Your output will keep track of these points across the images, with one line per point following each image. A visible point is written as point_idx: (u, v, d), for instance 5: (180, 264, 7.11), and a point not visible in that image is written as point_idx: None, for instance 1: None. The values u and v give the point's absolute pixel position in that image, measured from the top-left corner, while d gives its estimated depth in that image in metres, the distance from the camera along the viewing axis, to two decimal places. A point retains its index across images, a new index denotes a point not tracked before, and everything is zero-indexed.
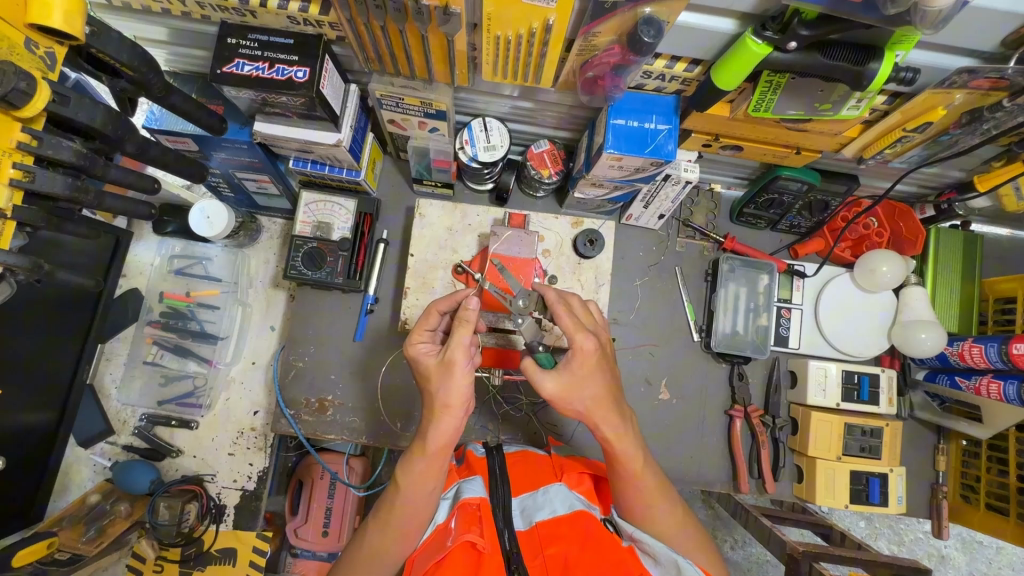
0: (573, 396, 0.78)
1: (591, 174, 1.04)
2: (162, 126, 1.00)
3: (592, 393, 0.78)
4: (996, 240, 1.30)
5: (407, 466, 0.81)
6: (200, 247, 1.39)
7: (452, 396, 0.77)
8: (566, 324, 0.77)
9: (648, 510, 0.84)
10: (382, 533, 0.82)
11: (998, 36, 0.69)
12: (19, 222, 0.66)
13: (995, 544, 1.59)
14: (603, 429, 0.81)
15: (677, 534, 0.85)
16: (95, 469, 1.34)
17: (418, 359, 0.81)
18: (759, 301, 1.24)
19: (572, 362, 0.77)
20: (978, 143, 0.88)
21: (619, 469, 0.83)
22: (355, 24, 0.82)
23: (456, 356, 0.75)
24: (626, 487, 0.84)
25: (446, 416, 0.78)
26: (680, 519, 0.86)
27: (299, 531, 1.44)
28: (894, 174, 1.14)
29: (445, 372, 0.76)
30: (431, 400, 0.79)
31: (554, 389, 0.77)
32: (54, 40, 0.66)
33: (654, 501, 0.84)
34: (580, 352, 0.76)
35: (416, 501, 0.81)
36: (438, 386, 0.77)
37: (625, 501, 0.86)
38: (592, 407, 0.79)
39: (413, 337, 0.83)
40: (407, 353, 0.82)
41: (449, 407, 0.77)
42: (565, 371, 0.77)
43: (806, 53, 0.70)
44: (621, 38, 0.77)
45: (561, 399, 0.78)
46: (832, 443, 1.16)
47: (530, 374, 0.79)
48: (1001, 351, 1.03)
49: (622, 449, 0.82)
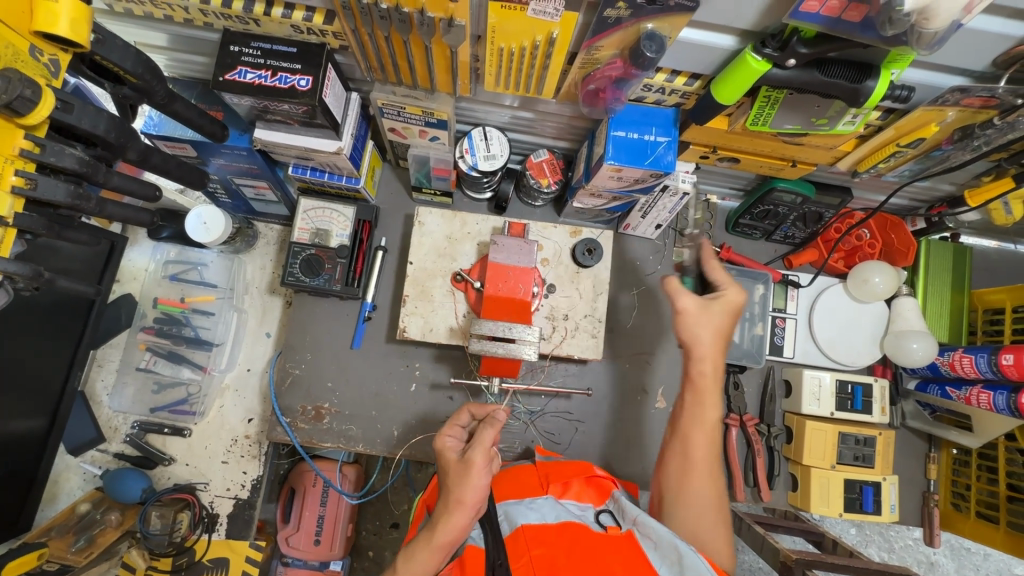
0: (701, 321, 0.89)
1: (591, 185, 1.05)
2: (162, 132, 1.01)
3: (712, 331, 0.89)
4: (984, 252, 1.33)
5: (404, 552, 0.75)
6: (195, 253, 1.37)
7: (469, 493, 0.74)
8: (722, 274, 0.92)
9: (688, 483, 0.87)
10: None
11: (989, 57, 0.71)
12: (19, 229, 0.65)
13: (983, 550, 1.61)
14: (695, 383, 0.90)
15: (712, 507, 0.86)
16: (84, 477, 1.32)
17: (443, 452, 0.81)
18: (755, 311, 1.26)
19: (715, 300, 0.90)
20: (969, 159, 0.90)
21: (679, 440, 0.91)
22: (360, 34, 0.83)
23: (477, 457, 0.75)
24: (690, 444, 0.89)
25: (458, 512, 0.73)
26: (718, 493, 0.88)
27: (291, 539, 1.43)
28: (886, 187, 1.17)
29: (463, 470, 0.76)
30: (445, 497, 0.75)
31: (690, 305, 0.89)
32: (57, 46, 0.66)
33: (701, 473, 0.88)
34: (725, 298, 0.90)
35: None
36: (453, 482, 0.75)
37: (676, 467, 0.89)
38: (711, 347, 0.89)
39: (443, 428, 0.84)
40: (434, 443, 0.82)
41: (461, 504, 0.73)
42: (704, 300, 0.89)
43: (805, 70, 0.71)
44: (623, 52, 0.78)
45: (693, 316, 0.89)
46: (827, 451, 1.18)
47: (672, 292, 0.89)
48: (991, 362, 1.04)
49: (706, 397, 0.90)
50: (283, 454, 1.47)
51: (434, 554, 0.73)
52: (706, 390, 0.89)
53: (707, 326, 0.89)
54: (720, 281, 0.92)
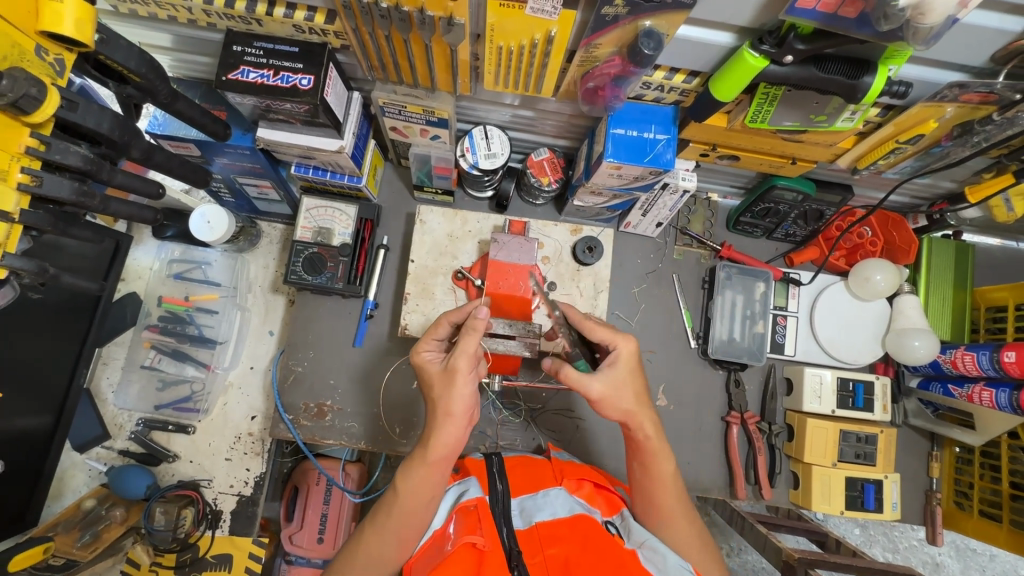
0: (615, 395, 0.84)
1: (591, 183, 1.05)
2: (166, 132, 1.02)
3: (632, 393, 0.85)
4: (987, 250, 1.32)
5: (404, 472, 0.82)
6: (200, 252, 1.38)
7: (455, 404, 0.80)
8: (604, 331, 0.88)
9: (666, 519, 0.86)
10: (376, 536, 0.82)
11: (987, 52, 0.71)
12: (25, 225, 0.66)
13: (990, 551, 1.60)
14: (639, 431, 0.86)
15: (695, 546, 0.87)
16: (90, 474, 1.33)
17: (426, 366, 0.85)
18: (755, 308, 1.26)
19: (615, 363, 0.85)
20: (969, 155, 0.90)
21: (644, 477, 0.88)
22: (360, 33, 0.84)
23: (459, 363, 0.80)
24: (654, 494, 0.87)
25: (448, 424, 0.80)
26: (697, 532, 0.88)
27: (294, 537, 1.44)
28: (887, 184, 1.16)
29: (447, 380, 0.80)
30: (434, 407, 0.82)
31: (600, 388, 0.83)
32: (63, 45, 0.67)
33: (673, 510, 0.87)
34: (621, 358, 0.85)
35: (406, 507, 0.81)
36: (440, 392, 0.81)
37: (644, 509, 0.88)
38: (636, 407, 0.85)
39: (421, 344, 0.88)
40: (414, 359, 0.87)
41: (450, 414, 0.80)
42: (607, 375, 0.84)
43: (802, 66, 0.72)
44: (622, 50, 0.78)
45: (602, 399, 0.84)
46: (828, 449, 1.18)
47: (574, 381, 0.83)
48: (992, 359, 1.04)
49: (652, 452, 0.86)
50: (287, 452, 1.49)
51: (433, 468, 0.81)
52: (652, 447, 0.87)
53: (626, 394, 0.84)
54: (608, 341, 0.88)
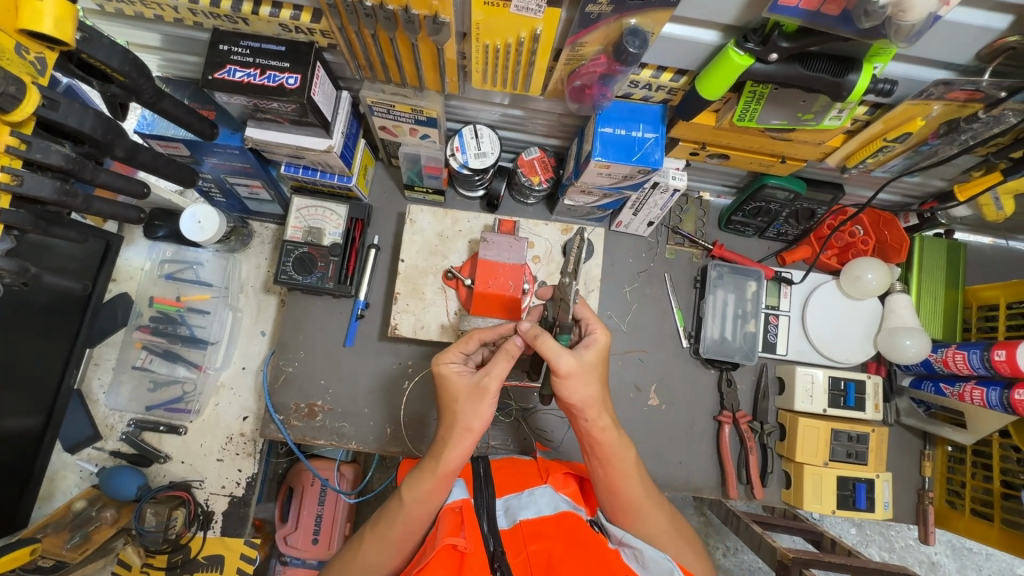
0: (582, 379, 0.79)
1: (581, 182, 1.05)
2: (154, 131, 1.02)
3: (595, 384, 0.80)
4: (979, 248, 1.32)
5: (412, 482, 0.82)
6: (191, 252, 1.38)
7: (477, 421, 0.80)
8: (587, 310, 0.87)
9: (638, 513, 0.85)
10: (377, 546, 0.83)
11: (972, 49, 0.70)
12: (6, 225, 0.66)
13: (985, 551, 1.60)
14: (593, 425, 0.82)
15: (671, 536, 0.86)
16: (81, 475, 1.33)
17: (448, 377, 0.83)
18: (747, 308, 1.26)
19: (588, 347, 0.82)
20: (957, 154, 0.89)
21: (601, 470, 0.85)
22: (346, 32, 0.83)
23: (490, 385, 0.80)
24: (620, 486, 0.84)
25: (466, 439, 0.81)
26: (670, 520, 0.87)
27: (288, 538, 1.43)
28: (877, 183, 1.16)
29: (475, 398, 0.80)
30: (450, 420, 0.82)
31: (572, 365, 0.78)
32: (44, 45, 0.67)
33: (643, 502, 0.85)
34: (598, 344, 0.82)
35: (412, 517, 0.82)
36: (464, 409, 0.81)
37: (612, 503, 0.86)
38: (595, 400, 0.80)
39: (448, 354, 0.85)
40: (437, 368, 0.84)
41: (468, 430, 0.80)
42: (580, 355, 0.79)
43: (788, 65, 0.72)
44: (608, 48, 0.78)
45: (570, 378, 0.78)
46: (819, 448, 1.17)
47: (548, 353, 0.78)
48: (983, 358, 1.04)
49: (610, 447, 0.82)
50: (280, 453, 1.48)
51: (442, 481, 0.82)
52: (609, 441, 0.82)
53: (589, 386, 0.80)
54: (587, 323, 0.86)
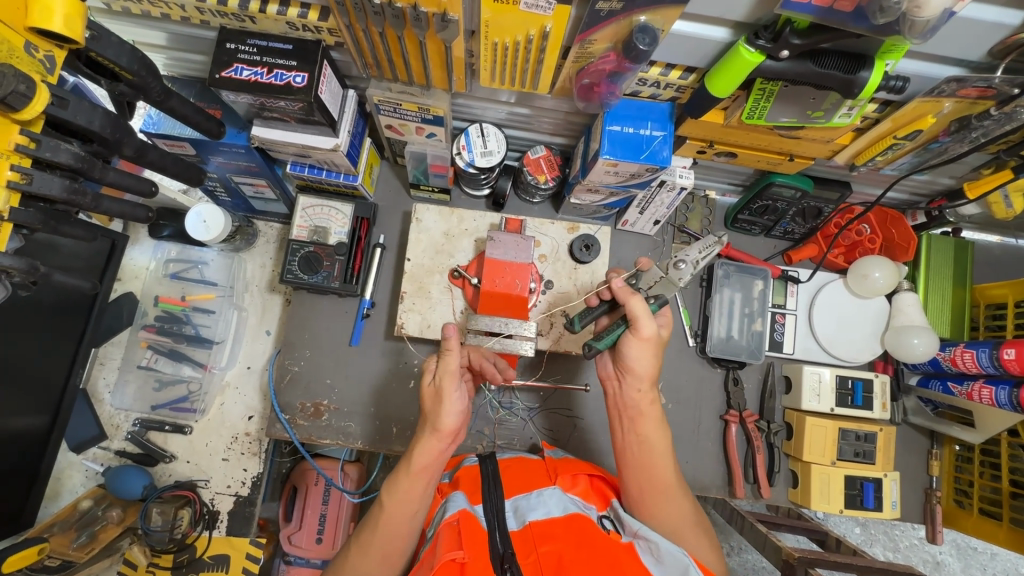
0: (649, 347, 0.89)
1: (588, 180, 1.05)
2: (161, 130, 1.02)
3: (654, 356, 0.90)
4: (986, 247, 1.32)
5: (391, 484, 0.83)
6: (196, 252, 1.38)
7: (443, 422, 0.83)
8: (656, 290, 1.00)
9: (660, 500, 0.86)
10: (362, 554, 0.81)
11: (984, 46, 0.70)
12: (15, 224, 0.65)
13: (990, 550, 1.59)
14: (642, 395, 0.90)
15: (688, 527, 0.86)
16: (86, 474, 1.33)
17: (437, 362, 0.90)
18: (754, 307, 1.25)
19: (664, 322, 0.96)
20: (967, 151, 0.89)
21: (637, 446, 0.89)
22: (354, 30, 0.83)
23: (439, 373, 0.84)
24: (650, 469, 0.87)
25: (433, 438, 0.83)
26: (689, 511, 0.88)
27: (293, 537, 1.44)
28: (885, 181, 1.16)
29: (437, 398, 0.84)
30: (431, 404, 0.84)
31: (652, 331, 0.88)
32: (52, 43, 0.66)
33: (668, 488, 0.87)
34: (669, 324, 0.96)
35: (393, 523, 0.81)
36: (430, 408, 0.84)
37: (636, 489, 0.87)
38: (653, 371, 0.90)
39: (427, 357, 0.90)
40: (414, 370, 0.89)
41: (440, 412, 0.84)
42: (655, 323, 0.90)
43: (799, 61, 0.71)
44: (617, 46, 0.78)
45: (643, 342, 0.88)
46: (827, 447, 1.17)
47: (637, 313, 0.87)
48: (992, 356, 1.04)
49: (652, 420, 0.90)
50: (285, 453, 1.48)
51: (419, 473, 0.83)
52: (652, 415, 0.90)
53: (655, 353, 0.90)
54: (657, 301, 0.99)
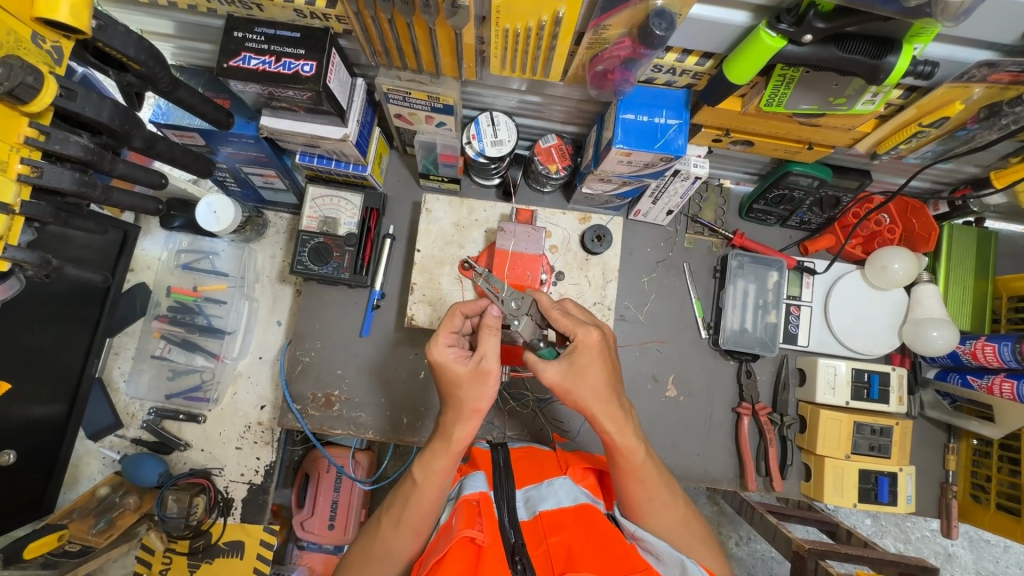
0: (574, 386, 0.78)
1: (600, 170, 1.03)
2: (169, 121, 1.01)
3: (593, 385, 0.78)
4: (1009, 237, 1.28)
5: (423, 461, 0.82)
6: (207, 242, 1.38)
7: (482, 401, 0.77)
8: (563, 320, 0.80)
9: (651, 505, 0.83)
10: (393, 529, 0.82)
11: (1018, 28, 0.67)
12: (27, 217, 0.66)
13: (1004, 543, 1.57)
14: (604, 424, 0.80)
15: (682, 532, 0.84)
16: (104, 462, 1.35)
17: (445, 365, 0.77)
18: (768, 298, 1.24)
19: (576, 355, 0.78)
20: (996, 139, 0.86)
21: (620, 460, 0.82)
22: (362, 17, 0.81)
23: (492, 365, 0.76)
24: (631, 481, 0.83)
25: (474, 419, 0.79)
26: (683, 513, 0.85)
27: (306, 523, 1.46)
28: (907, 170, 1.13)
29: (479, 380, 0.76)
30: (457, 404, 0.79)
31: (557, 377, 0.78)
32: (60, 33, 0.66)
33: (658, 494, 0.84)
34: (587, 345, 0.78)
35: (425, 498, 0.81)
36: (467, 391, 0.77)
37: (626, 497, 0.84)
38: (593, 400, 0.79)
39: (439, 338, 0.79)
40: (432, 357, 0.78)
41: (477, 411, 0.78)
42: (566, 360, 0.78)
43: (823, 46, 0.69)
44: (632, 31, 0.75)
45: (563, 389, 0.79)
46: (842, 441, 1.16)
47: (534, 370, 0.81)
48: (1015, 350, 1.01)
49: (622, 446, 0.80)
50: (297, 441, 1.49)
51: (454, 460, 0.81)
52: (625, 441, 0.81)
53: (588, 383, 0.78)
54: (566, 329, 0.80)
